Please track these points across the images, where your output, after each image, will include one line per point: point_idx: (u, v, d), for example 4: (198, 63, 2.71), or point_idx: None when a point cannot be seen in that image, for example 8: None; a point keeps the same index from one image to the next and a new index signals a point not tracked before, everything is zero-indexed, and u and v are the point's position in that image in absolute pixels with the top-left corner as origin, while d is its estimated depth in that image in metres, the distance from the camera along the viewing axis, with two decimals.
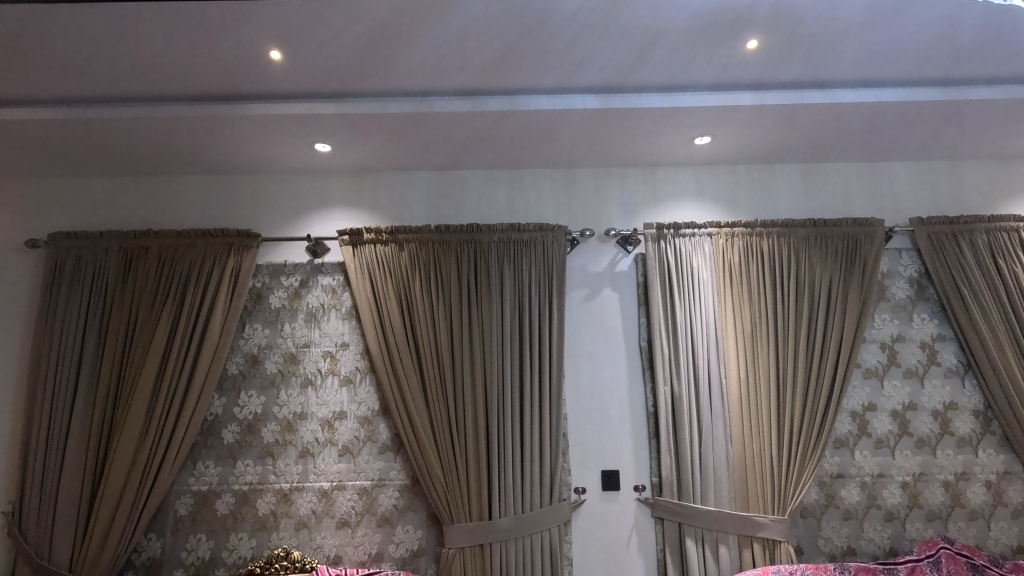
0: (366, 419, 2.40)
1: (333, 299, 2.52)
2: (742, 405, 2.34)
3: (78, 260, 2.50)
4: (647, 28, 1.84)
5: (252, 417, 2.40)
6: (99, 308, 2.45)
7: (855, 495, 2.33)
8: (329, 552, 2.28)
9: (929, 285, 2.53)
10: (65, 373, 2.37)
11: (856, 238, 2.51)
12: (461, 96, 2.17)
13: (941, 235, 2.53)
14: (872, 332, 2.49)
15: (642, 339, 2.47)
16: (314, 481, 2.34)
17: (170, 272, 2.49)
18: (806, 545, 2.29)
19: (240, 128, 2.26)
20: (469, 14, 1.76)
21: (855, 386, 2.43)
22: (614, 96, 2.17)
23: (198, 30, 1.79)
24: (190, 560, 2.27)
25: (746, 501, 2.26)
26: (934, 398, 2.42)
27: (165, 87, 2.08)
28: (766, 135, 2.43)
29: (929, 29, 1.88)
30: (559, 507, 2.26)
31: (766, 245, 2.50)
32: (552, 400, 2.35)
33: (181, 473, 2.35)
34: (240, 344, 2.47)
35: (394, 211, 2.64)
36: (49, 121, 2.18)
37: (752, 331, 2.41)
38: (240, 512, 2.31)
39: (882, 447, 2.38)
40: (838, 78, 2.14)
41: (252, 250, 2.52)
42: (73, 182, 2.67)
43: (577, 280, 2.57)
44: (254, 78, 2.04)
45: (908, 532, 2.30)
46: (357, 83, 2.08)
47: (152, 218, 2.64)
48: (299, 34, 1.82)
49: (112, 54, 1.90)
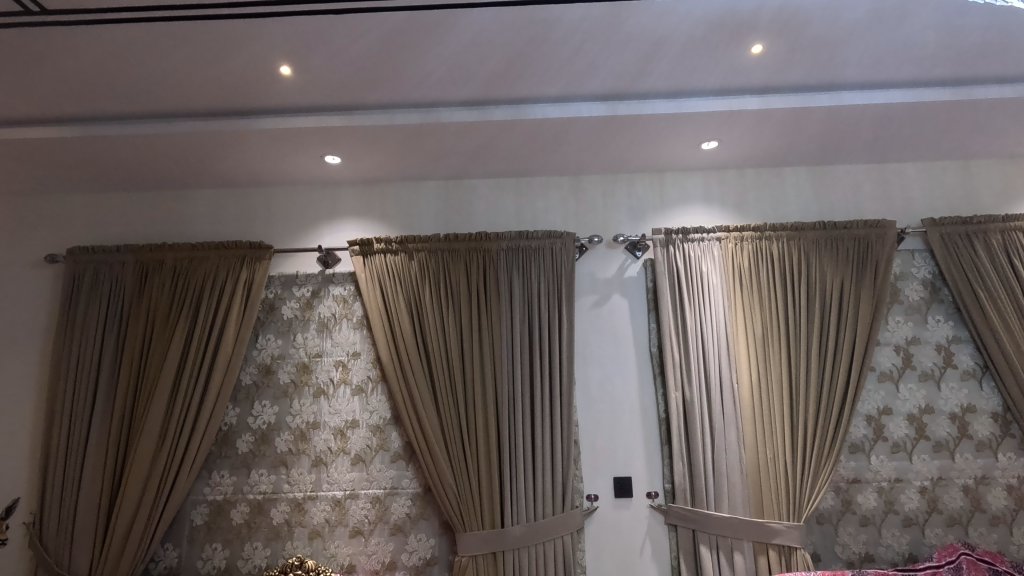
0: (378, 428, 2.41)
1: (344, 309, 2.55)
2: (755, 413, 2.32)
3: (96, 274, 2.55)
4: (651, 34, 1.85)
5: (266, 427, 2.42)
6: (116, 321, 2.50)
7: (873, 500, 2.30)
8: (343, 561, 2.29)
9: (943, 286, 2.50)
10: (83, 387, 2.41)
11: (867, 240, 2.48)
12: (468, 107, 2.19)
13: (955, 235, 2.50)
14: (887, 334, 2.46)
15: (653, 345, 2.46)
16: (328, 490, 2.36)
17: (184, 284, 2.53)
18: (823, 552, 2.26)
19: (251, 142, 2.30)
20: (475, 25, 1.78)
21: (869, 389, 2.40)
22: (619, 103, 2.19)
23: (211, 46, 1.84)
24: (207, 568, 2.29)
25: (760, 507, 2.24)
26: (951, 401, 2.38)
27: (180, 104, 2.14)
28: (773, 139, 2.42)
29: (936, 29, 1.87)
30: (571, 514, 2.26)
31: (777, 247, 2.49)
32: (562, 407, 2.35)
33: (197, 482, 2.38)
34: (253, 354, 2.50)
35: (403, 221, 2.66)
36: (67, 139, 2.23)
37: (764, 336, 2.40)
38: (255, 521, 2.33)
39: (899, 451, 2.35)
40: (846, 80, 2.13)
41: (264, 261, 2.56)
42: (90, 197, 2.73)
43: (585, 286, 2.57)
44: (265, 92, 2.08)
45: (928, 538, 2.27)
46: (365, 95, 2.11)
47: (167, 232, 2.68)
48: (309, 49, 1.85)
49: (129, 72, 1.95)
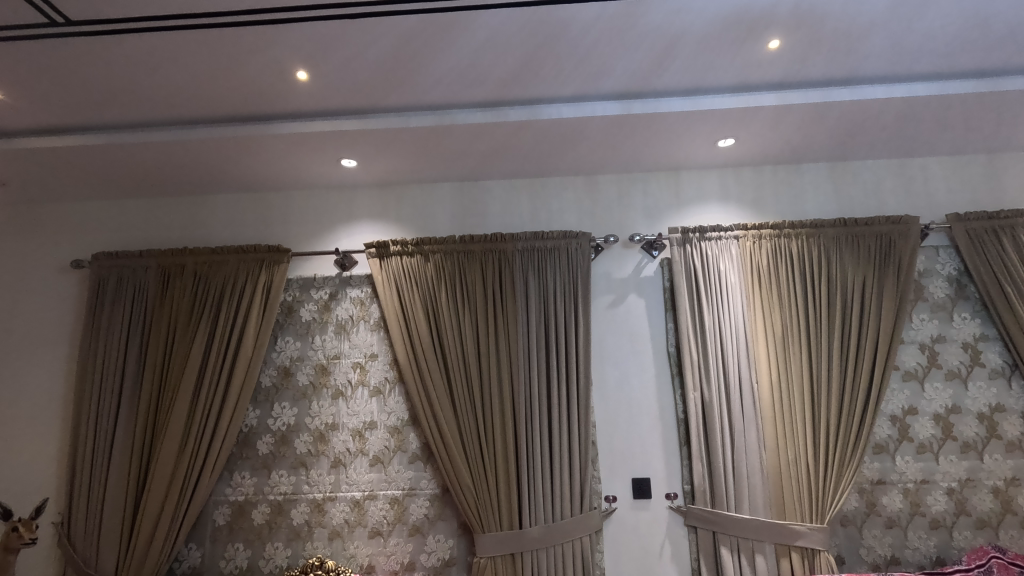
0: (396, 429, 2.42)
1: (362, 311, 2.57)
2: (776, 414, 2.29)
3: (120, 279, 2.61)
4: (666, 32, 1.84)
5: (285, 428, 2.45)
6: (139, 324, 2.54)
7: (898, 502, 2.25)
8: (362, 561, 2.31)
9: (969, 283, 2.44)
10: (109, 389, 2.46)
11: (889, 237, 2.43)
12: (482, 108, 2.20)
13: (980, 231, 2.44)
14: (911, 333, 2.40)
15: (671, 344, 2.44)
16: (347, 491, 2.37)
17: (204, 288, 2.56)
18: (847, 554, 2.21)
19: (269, 147, 2.33)
20: (489, 26, 1.78)
21: (893, 389, 2.36)
22: (634, 102, 2.17)
23: (229, 53, 1.86)
24: (230, 568, 2.32)
25: (782, 508, 2.21)
26: (979, 401, 2.33)
27: (200, 110, 2.17)
28: (791, 136, 2.39)
29: (960, 20, 1.83)
30: (589, 515, 2.25)
31: (796, 245, 2.45)
32: (580, 409, 2.34)
33: (219, 483, 2.42)
34: (272, 357, 2.53)
35: (419, 223, 2.67)
36: (91, 147, 2.28)
37: (785, 336, 2.36)
38: (275, 521, 2.36)
39: (925, 452, 2.30)
40: (866, 74, 2.09)
41: (283, 265, 2.58)
42: (113, 203, 2.79)
43: (601, 286, 2.55)
44: (282, 97, 2.10)
45: (956, 541, 2.21)
46: (381, 98, 2.12)
47: (188, 237, 2.73)
48: (325, 53, 1.88)
49: (150, 80, 1.99)
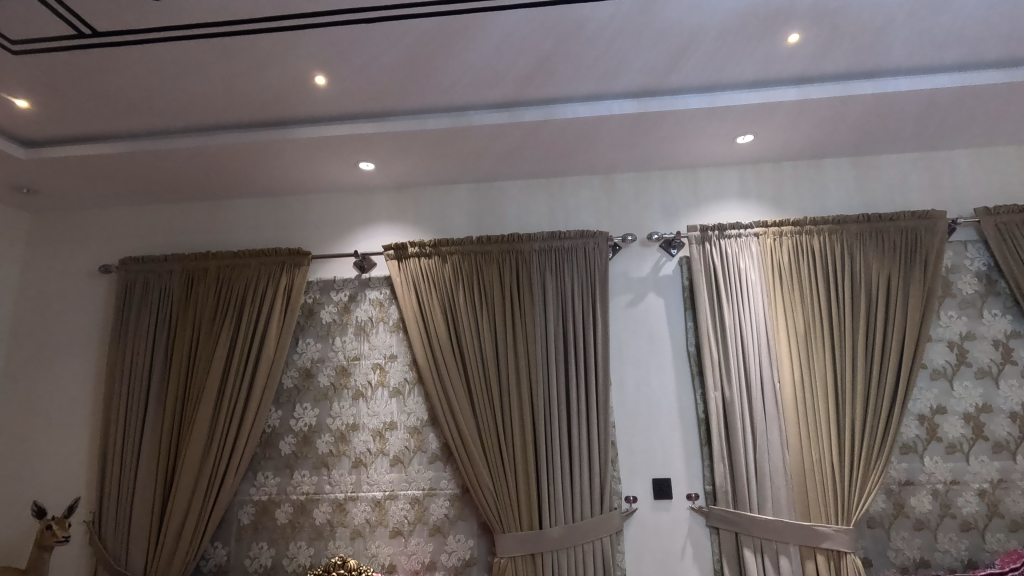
0: (416, 429, 2.44)
1: (381, 312, 2.59)
2: (799, 414, 2.26)
3: (146, 283, 2.67)
4: (683, 28, 1.82)
5: (307, 429, 2.48)
6: (165, 327, 2.60)
7: (927, 503, 2.20)
8: (383, 561, 2.33)
9: (1000, 279, 2.38)
10: (136, 390, 2.52)
11: (915, 232, 2.38)
12: (498, 109, 2.20)
13: (1010, 225, 2.38)
14: (939, 330, 2.35)
15: (691, 344, 2.42)
16: (368, 491, 2.39)
17: (227, 291, 2.61)
18: (874, 557, 2.17)
19: (288, 152, 2.36)
20: (504, 27, 1.79)
21: (921, 387, 2.30)
22: (651, 99, 2.15)
23: (249, 60, 1.89)
24: (254, 566, 2.36)
25: (807, 509, 2.18)
26: (1012, 400, 2.26)
27: (221, 117, 2.21)
28: (812, 130, 2.35)
29: (988, 8, 1.78)
30: (610, 516, 2.24)
31: (818, 241, 2.41)
32: (599, 408, 2.33)
33: (243, 483, 2.46)
34: (294, 358, 2.57)
35: (436, 224, 2.69)
36: (117, 155, 2.34)
37: (807, 334, 2.33)
38: (298, 520, 2.39)
39: (955, 452, 2.24)
40: (889, 66, 2.05)
41: (303, 267, 2.62)
42: (139, 209, 2.85)
43: (620, 285, 2.54)
44: (300, 102, 2.13)
45: (988, 544, 2.16)
46: (398, 100, 2.14)
47: (210, 241, 2.78)
48: (342, 58, 1.90)
49: (173, 88, 2.03)
